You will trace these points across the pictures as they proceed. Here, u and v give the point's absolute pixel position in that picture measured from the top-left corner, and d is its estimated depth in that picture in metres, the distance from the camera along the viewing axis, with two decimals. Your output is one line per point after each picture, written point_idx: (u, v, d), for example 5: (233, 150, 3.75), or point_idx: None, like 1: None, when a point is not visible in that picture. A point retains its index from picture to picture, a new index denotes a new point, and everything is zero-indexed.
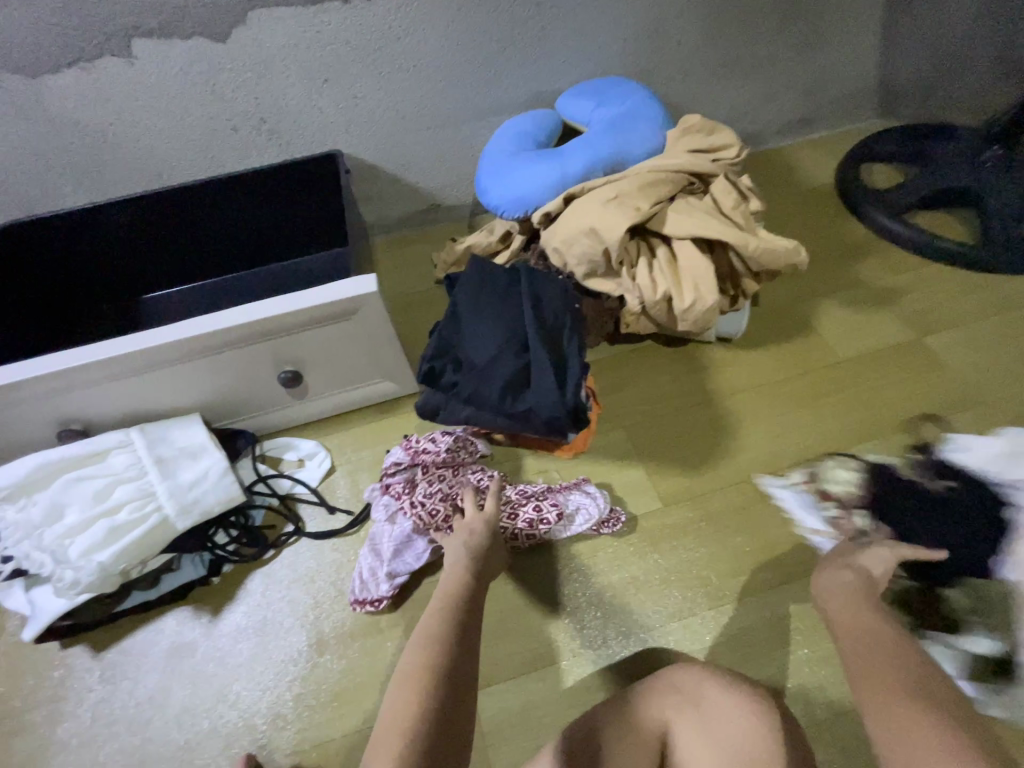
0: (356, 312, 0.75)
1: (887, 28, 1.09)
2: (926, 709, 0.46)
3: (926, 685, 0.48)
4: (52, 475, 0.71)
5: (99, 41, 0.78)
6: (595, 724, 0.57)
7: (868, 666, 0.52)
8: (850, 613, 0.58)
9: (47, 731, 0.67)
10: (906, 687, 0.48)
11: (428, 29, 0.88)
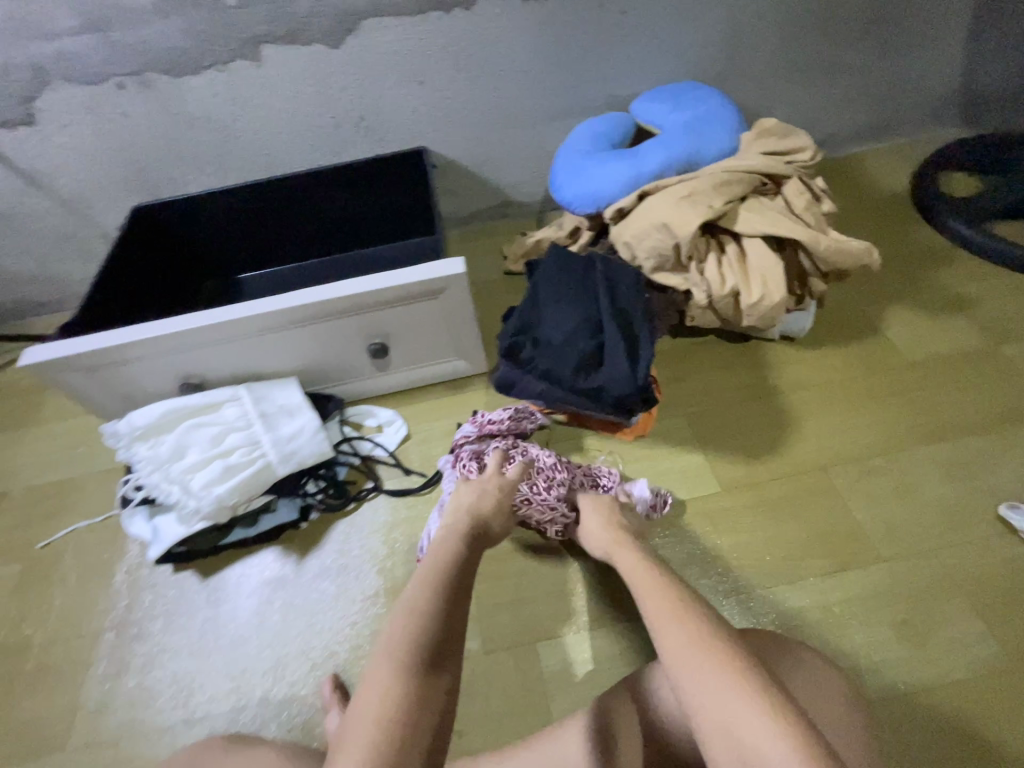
0: (443, 292, 0.83)
1: (973, 35, 1.08)
2: (745, 685, 0.43)
3: (707, 652, 0.46)
4: (177, 420, 0.81)
5: (234, 46, 0.89)
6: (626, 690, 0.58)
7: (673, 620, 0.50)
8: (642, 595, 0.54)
9: (160, 640, 0.77)
10: (701, 663, 0.46)
11: (517, 36, 0.95)
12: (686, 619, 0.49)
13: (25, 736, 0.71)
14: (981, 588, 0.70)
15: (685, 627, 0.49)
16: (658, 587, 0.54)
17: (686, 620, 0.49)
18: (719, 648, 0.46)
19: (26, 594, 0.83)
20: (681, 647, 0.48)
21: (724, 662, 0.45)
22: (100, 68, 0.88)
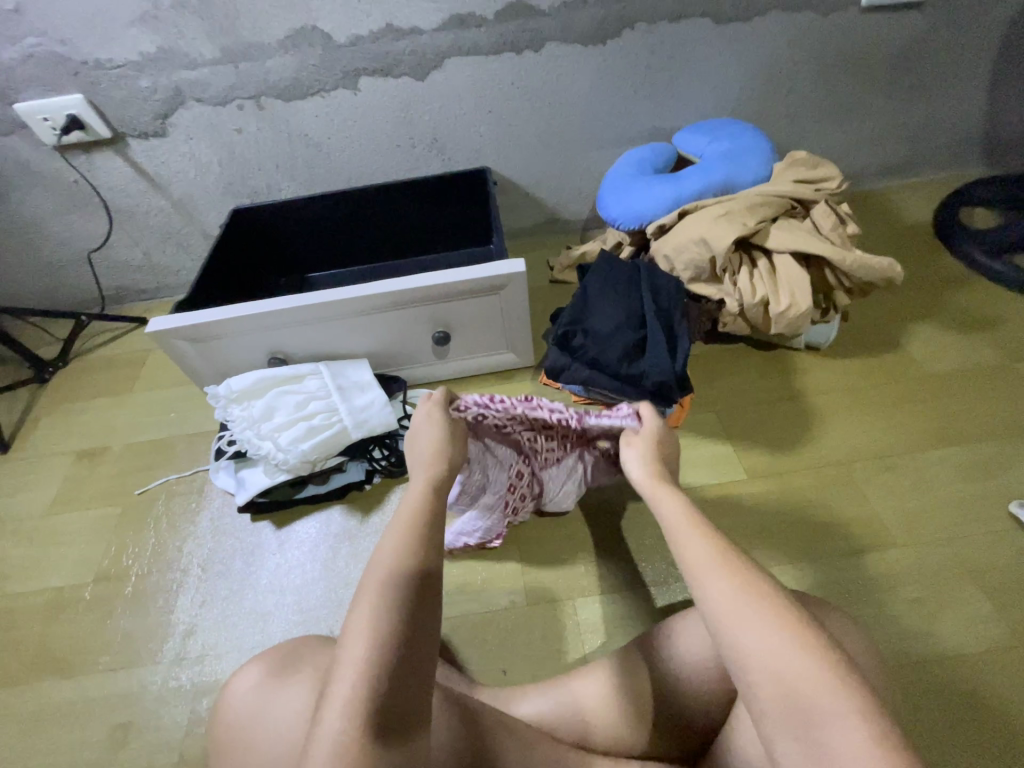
0: (503, 288, 0.94)
1: (995, 84, 1.18)
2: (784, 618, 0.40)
3: (733, 582, 0.42)
4: (266, 387, 0.93)
5: (337, 77, 1.04)
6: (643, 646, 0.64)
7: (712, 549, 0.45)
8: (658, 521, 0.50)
9: (240, 579, 0.88)
10: (728, 591, 0.42)
11: (577, 74, 1.09)
12: (707, 545, 0.45)
13: (124, 650, 0.82)
14: (989, 574, 0.76)
15: (705, 553, 0.45)
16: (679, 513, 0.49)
17: (713, 539, 0.46)
18: (748, 576, 0.43)
19: (125, 532, 0.95)
20: (702, 563, 0.44)
21: (754, 594, 0.41)
22: (225, 92, 1.04)
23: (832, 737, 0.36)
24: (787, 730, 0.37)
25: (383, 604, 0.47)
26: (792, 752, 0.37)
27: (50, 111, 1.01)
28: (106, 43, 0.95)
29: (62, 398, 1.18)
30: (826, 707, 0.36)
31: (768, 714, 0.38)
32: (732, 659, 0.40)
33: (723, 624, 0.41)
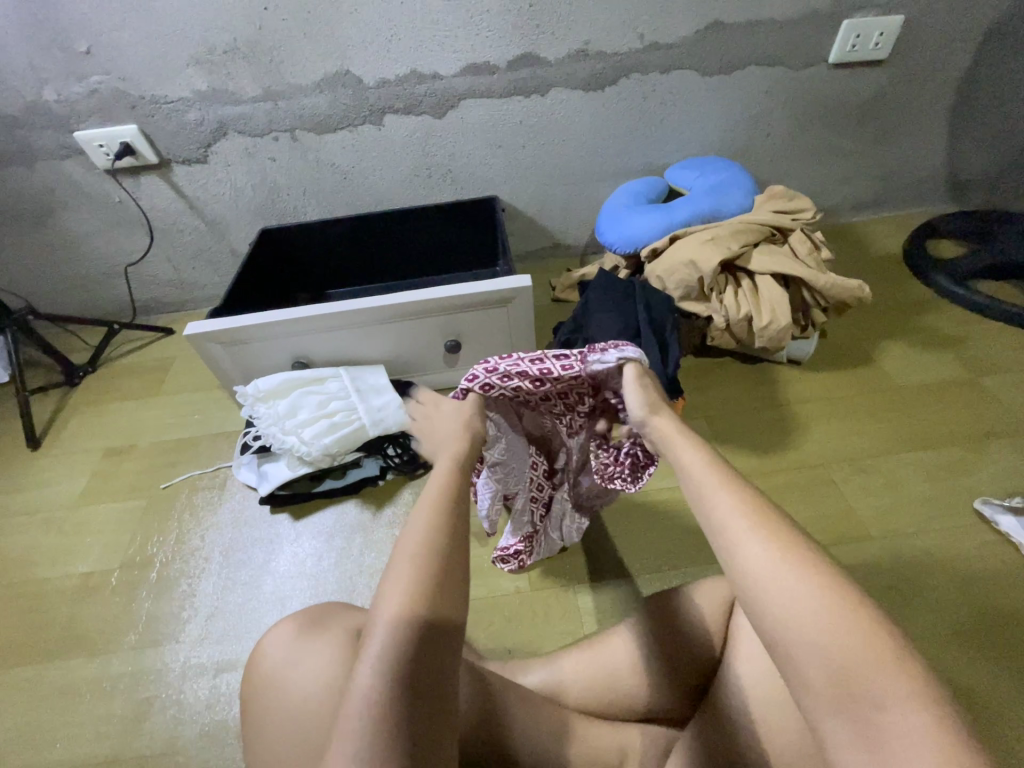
0: (511, 301, 1.03)
1: (952, 131, 1.32)
2: (834, 596, 0.38)
3: (777, 554, 0.40)
4: (290, 387, 1.01)
5: (364, 114, 1.17)
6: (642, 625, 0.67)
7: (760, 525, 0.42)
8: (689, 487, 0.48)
9: (258, 566, 0.93)
10: (773, 563, 0.40)
11: (579, 116, 1.22)
12: (746, 512, 0.43)
13: (149, 630, 0.86)
14: (956, 565, 0.83)
15: (745, 520, 0.43)
16: (713, 478, 0.47)
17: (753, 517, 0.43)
18: (795, 549, 0.40)
19: (149, 522, 1.01)
20: (743, 533, 0.42)
21: (801, 565, 0.39)
22: (264, 125, 1.16)
23: (891, 721, 0.34)
24: (835, 709, 0.35)
25: (415, 576, 0.45)
26: (841, 732, 0.35)
27: (107, 139, 1.13)
28: (163, 81, 1.08)
29: (92, 399, 1.25)
30: (881, 686, 0.34)
31: (815, 691, 0.36)
32: (773, 631, 0.39)
33: (767, 595, 0.39)
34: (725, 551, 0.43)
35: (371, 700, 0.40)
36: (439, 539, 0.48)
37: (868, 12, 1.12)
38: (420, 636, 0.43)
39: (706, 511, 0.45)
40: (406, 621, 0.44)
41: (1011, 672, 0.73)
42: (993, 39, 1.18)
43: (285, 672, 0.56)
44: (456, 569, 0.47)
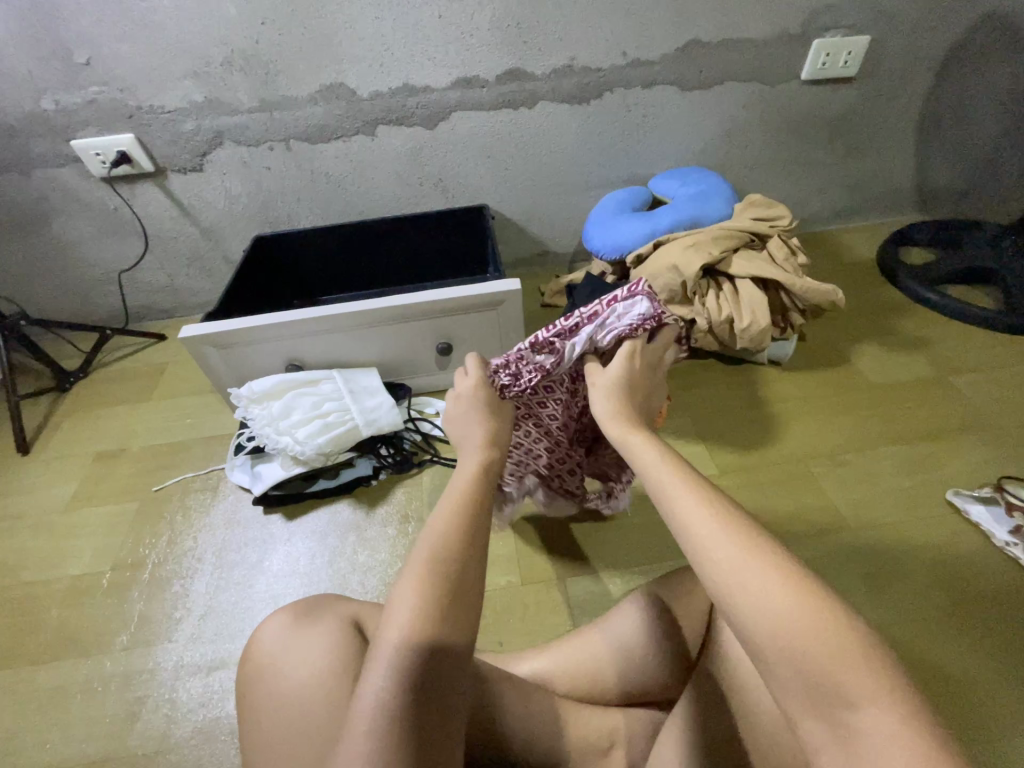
0: (500, 304, 1.06)
1: (920, 144, 1.39)
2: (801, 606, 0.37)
3: (747, 556, 0.40)
4: (284, 389, 1.02)
5: (357, 124, 1.20)
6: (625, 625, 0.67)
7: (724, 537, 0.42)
8: (660, 494, 0.48)
9: (251, 566, 0.93)
10: (742, 566, 0.40)
11: (565, 128, 1.26)
12: (714, 517, 0.43)
13: (141, 630, 0.87)
14: (928, 554, 0.86)
15: (713, 526, 0.43)
16: (684, 485, 0.46)
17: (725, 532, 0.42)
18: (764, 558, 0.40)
19: (141, 524, 1.01)
20: (712, 550, 0.41)
21: (770, 568, 0.39)
22: (259, 135, 1.19)
23: (865, 722, 0.33)
24: (812, 710, 0.35)
25: (428, 595, 0.46)
26: (820, 734, 0.35)
27: (103, 148, 1.15)
28: (160, 91, 1.10)
29: (83, 404, 1.26)
30: (853, 686, 0.34)
31: (792, 693, 0.36)
32: (747, 636, 0.38)
33: (735, 602, 0.39)
34: (696, 558, 0.42)
35: (380, 704, 0.42)
36: (454, 559, 0.48)
37: (837, 32, 1.19)
38: (427, 654, 0.44)
39: (675, 519, 0.45)
40: (417, 632, 0.44)
41: (982, 654, 0.76)
42: (954, 58, 1.25)
43: (303, 669, 0.55)
44: (472, 590, 0.48)
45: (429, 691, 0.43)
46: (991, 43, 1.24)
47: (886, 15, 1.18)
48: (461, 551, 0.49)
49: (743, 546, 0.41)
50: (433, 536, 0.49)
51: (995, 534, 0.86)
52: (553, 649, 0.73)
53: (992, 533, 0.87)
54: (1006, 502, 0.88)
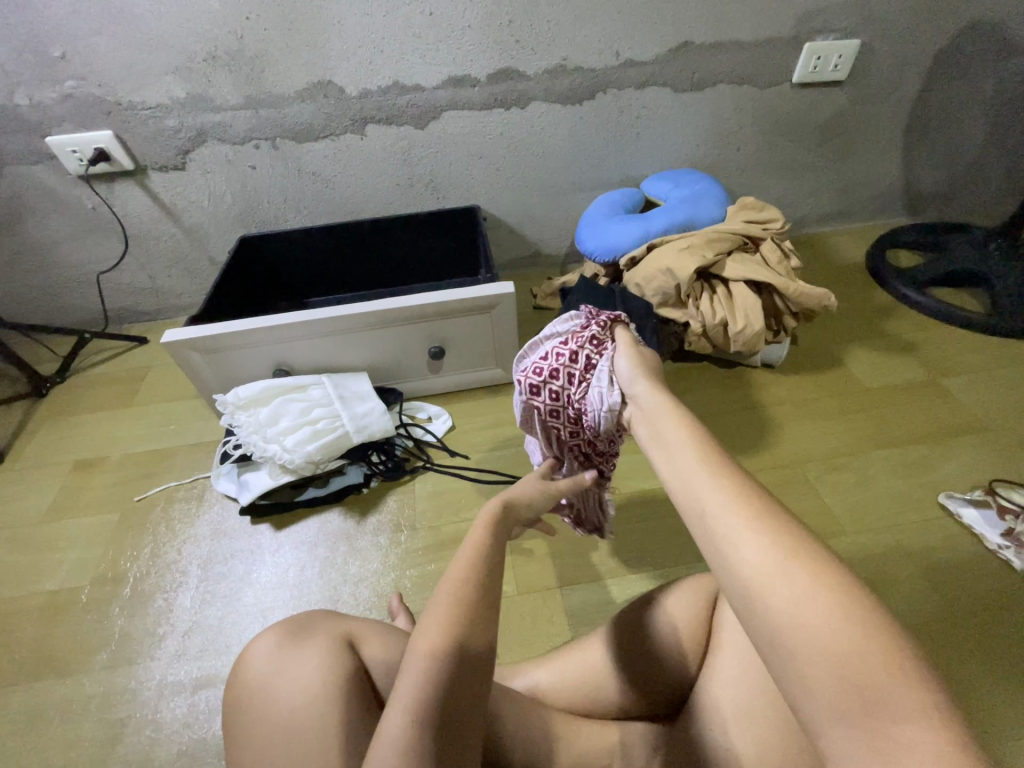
0: (494, 307, 1.04)
1: (907, 149, 1.40)
2: (845, 603, 0.35)
3: (783, 553, 0.39)
4: (272, 394, 0.99)
5: (346, 123, 1.17)
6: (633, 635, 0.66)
7: (758, 528, 0.41)
8: (689, 487, 0.48)
9: (239, 579, 0.91)
10: (775, 563, 0.39)
11: (558, 128, 1.25)
12: (745, 513, 0.43)
13: (122, 648, 0.83)
14: (923, 557, 0.87)
15: (743, 522, 0.42)
16: (721, 481, 0.46)
17: (764, 528, 0.41)
18: (806, 554, 0.39)
19: (122, 536, 0.97)
20: (748, 539, 0.41)
21: (809, 568, 0.37)
22: (244, 133, 1.15)
23: (903, 734, 0.31)
24: (843, 718, 0.33)
25: (455, 613, 0.44)
26: (850, 745, 0.32)
27: (80, 144, 1.11)
28: (140, 87, 1.07)
29: (60, 411, 1.21)
30: (889, 694, 0.32)
31: (820, 697, 0.34)
32: (776, 633, 0.37)
33: (768, 593, 0.38)
34: (727, 549, 0.42)
35: (400, 740, 0.39)
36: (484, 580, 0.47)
37: (828, 36, 1.19)
38: (455, 672, 0.42)
39: (709, 514, 0.44)
40: (440, 659, 0.42)
41: (978, 656, 0.77)
42: (942, 63, 1.26)
43: (296, 695, 0.53)
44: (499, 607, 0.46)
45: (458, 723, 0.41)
46: (977, 49, 1.25)
47: (876, 20, 1.19)
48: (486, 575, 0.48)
49: (783, 542, 0.40)
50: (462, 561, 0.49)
51: (989, 539, 0.87)
52: (553, 660, 0.71)
53: (985, 537, 0.88)
54: (998, 505, 0.89)
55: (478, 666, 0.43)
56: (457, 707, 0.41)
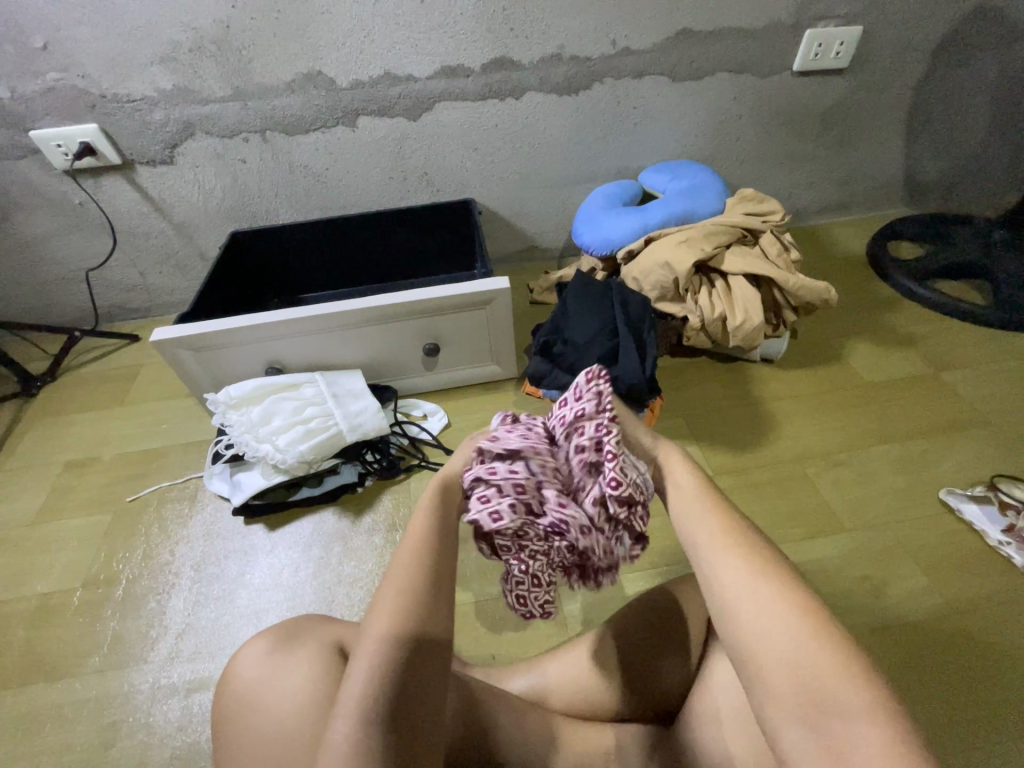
0: (489, 303, 1.02)
1: (909, 138, 1.38)
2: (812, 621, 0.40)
3: (753, 573, 0.43)
4: (264, 393, 0.98)
5: (337, 115, 1.15)
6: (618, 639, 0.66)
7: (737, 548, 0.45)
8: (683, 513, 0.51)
9: (232, 580, 0.90)
10: (748, 580, 0.43)
11: (554, 119, 1.23)
12: (726, 536, 0.46)
13: (114, 651, 0.83)
14: (923, 554, 0.86)
15: (726, 544, 0.46)
16: (704, 506, 0.50)
17: (745, 550, 0.45)
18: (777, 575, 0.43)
19: (113, 538, 0.96)
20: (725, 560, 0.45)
21: (777, 588, 0.42)
22: (233, 126, 1.13)
23: (848, 732, 0.35)
24: (796, 719, 0.37)
25: (398, 609, 0.44)
26: (803, 743, 0.37)
27: (65, 139, 1.08)
28: (124, 79, 1.04)
29: (51, 411, 1.20)
30: (838, 697, 0.37)
31: (778, 700, 0.38)
32: (745, 645, 0.41)
33: (742, 607, 0.42)
34: (706, 568, 0.46)
35: (347, 749, 0.39)
36: (429, 571, 0.47)
37: (829, 22, 1.17)
38: (402, 665, 0.42)
39: (695, 537, 0.48)
40: (387, 652, 0.42)
41: (978, 653, 0.76)
42: (946, 50, 1.24)
43: (284, 704, 0.52)
44: (443, 594, 0.47)
45: (413, 718, 0.41)
46: (981, 35, 1.22)
47: (879, 5, 1.16)
48: (431, 567, 0.48)
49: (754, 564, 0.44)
50: (404, 556, 0.48)
51: (990, 535, 0.86)
52: (544, 663, 0.70)
53: (986, 533, 0.87)
54: (999, 501, 0.88)
55: (430, 657, 0.44)
56: (410, 700, 0.42)
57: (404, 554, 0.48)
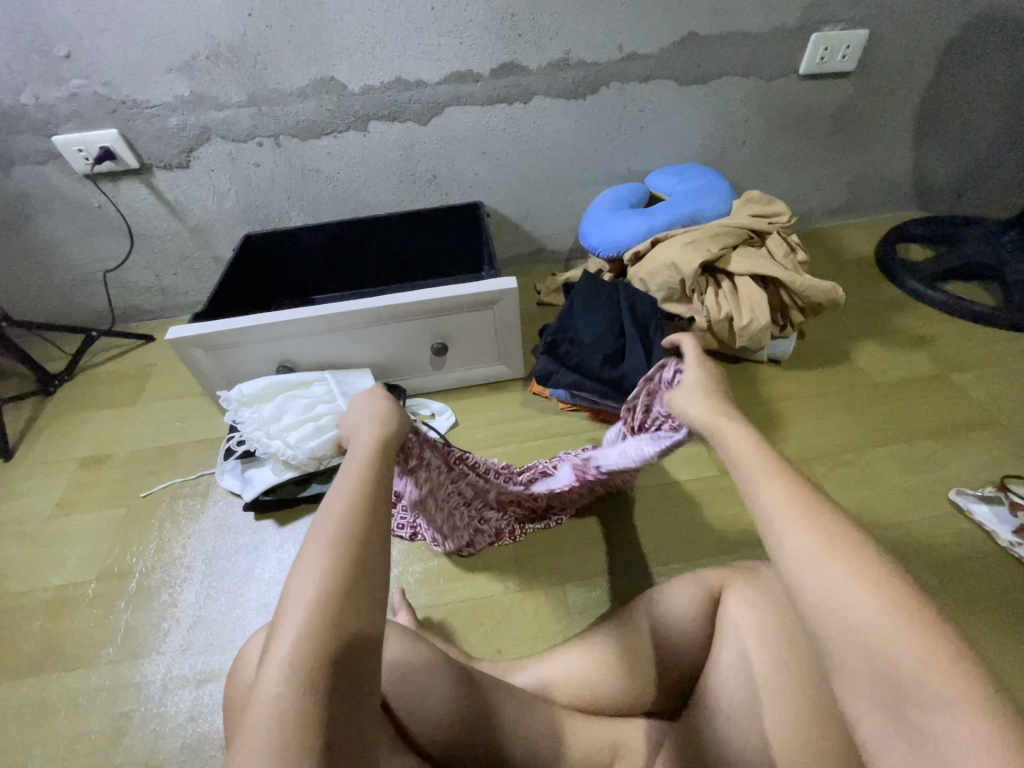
0: (495, 304, 1.04)
1: (918, 140, 1.38)
2: (904, 606, 0.33)
3: (830, 549, 0.37)
4: (275, 391, 0.99)
5: (348, 119, 1.17)
6: (633, 640, 0.65)
7: (802, 513, 0.39)
8: (745, 482, 0.44)
9: (243, 574, 0.91)
10: (821, 555, 0.37)
11: (561, 123, 1.24)
12: (797, 501, 0.40)
13: (126, 642, 0.84)
14: (933, 551, 0.85)
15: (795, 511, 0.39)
16: (769, 473, 0.43)
17: (815, 529, 0.38)
18: (855, 547, 0.37)
19: (129, 531, 0.98)
20: (794, 525, 0.39)
21: (848, 564, 0.36)
22: (248, 131, 1.16)
23: (941, 725, 0.30)
24: (879, 707, 0.33)
25: (309, 612, 0.36)
26: (885, 729, 0.32)
27: (86, 143, 1.12)
28: (144, 85, 1.07)
29: (69, 409, 1.22)
30: (918, 681, 0.31)
31: (858, 682, 0.34)
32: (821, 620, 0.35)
33: (804, 587, 0.37)
34: (773, 541, 0.40)
35: (280, 700, 0.34)
36: (346, 560, 0.39)
37: (836, 26, 1.17)
38: (337, 602, 0.37)
39: (759, 499, 0.42)
40: (324, 586, 0.37)
41: (990, 653, 0.75)
42: (953, 52, 1.24)
43: None
44: (368, 585, 0.39)
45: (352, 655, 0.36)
46: (989, 38, 1.22)
47: (884, 10, 1.17)
48: (352, 561, 0.39)
49: (822, 541, 0.37)
50: (314, 553, 0.39)
51: (1003, 535, 0.85)
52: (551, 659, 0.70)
53: (997, 534, 0.86)
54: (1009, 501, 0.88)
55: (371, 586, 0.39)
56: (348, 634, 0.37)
57: (317, 549, 0.39)
